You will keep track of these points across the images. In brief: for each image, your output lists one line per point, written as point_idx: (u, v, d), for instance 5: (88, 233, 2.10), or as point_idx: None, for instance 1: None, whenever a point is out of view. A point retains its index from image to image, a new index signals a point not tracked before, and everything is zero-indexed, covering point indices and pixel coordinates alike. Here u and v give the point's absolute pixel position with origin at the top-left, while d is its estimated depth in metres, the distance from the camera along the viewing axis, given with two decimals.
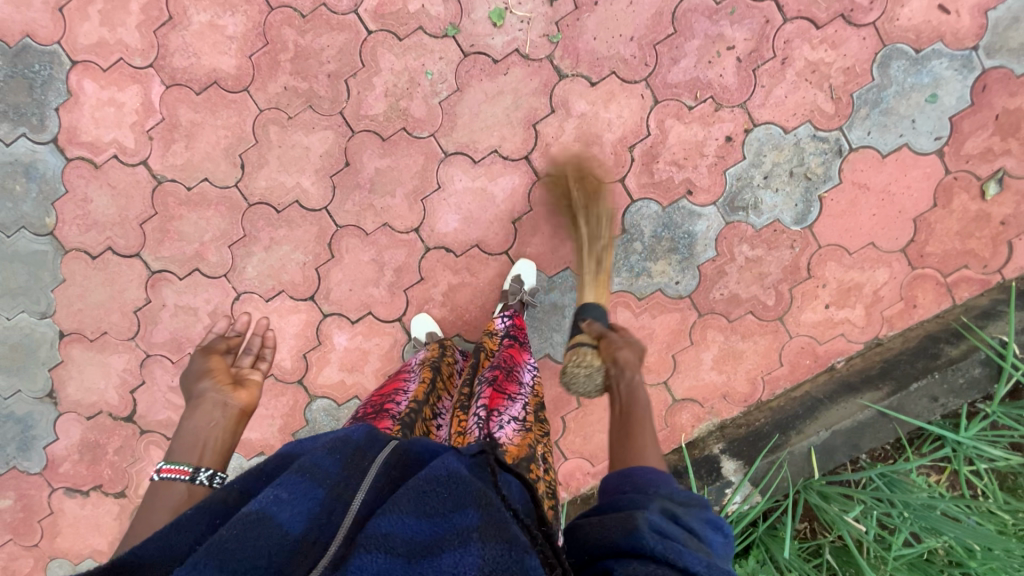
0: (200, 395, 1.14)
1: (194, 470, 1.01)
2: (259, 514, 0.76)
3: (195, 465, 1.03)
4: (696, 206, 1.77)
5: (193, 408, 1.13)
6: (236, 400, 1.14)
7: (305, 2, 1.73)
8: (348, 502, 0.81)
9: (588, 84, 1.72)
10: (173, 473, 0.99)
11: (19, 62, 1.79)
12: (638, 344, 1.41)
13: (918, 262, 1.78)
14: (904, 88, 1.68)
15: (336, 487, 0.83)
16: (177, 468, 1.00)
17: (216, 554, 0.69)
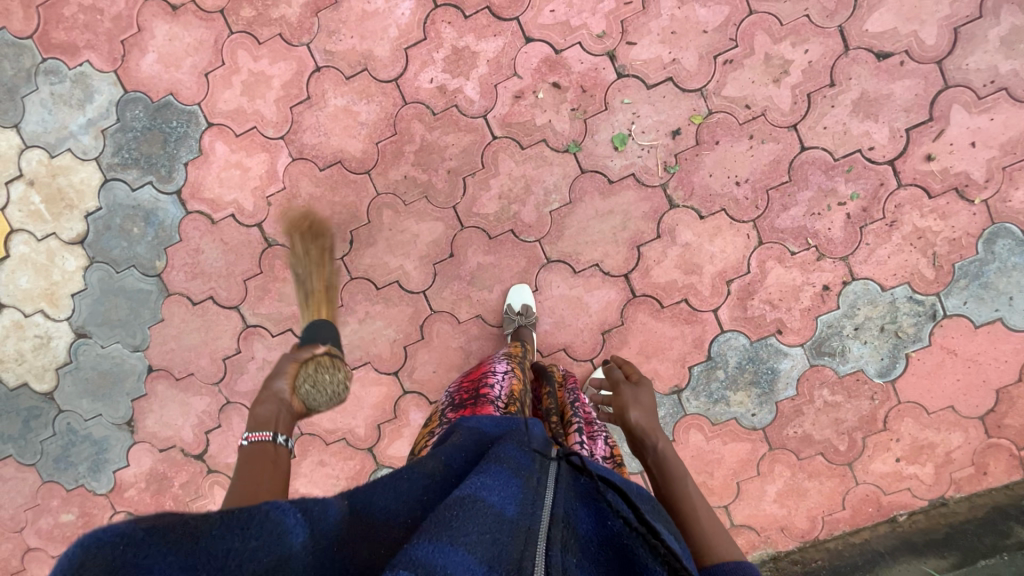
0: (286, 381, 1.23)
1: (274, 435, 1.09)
2: (472, 497, 0.78)
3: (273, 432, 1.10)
4: (783, 345, 1.82)
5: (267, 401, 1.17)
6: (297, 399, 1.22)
7: (437, 101, 1.80)
8: (541, 499, 0.82)
9: (697, 216, 1.78)
10: (258, 436, 1.07)
11: (159, 117, 1.89)
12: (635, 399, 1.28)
13: (994, 431, 1.80)
14: (1006, 266, 1.72)
15: (528, 479, 0.86)
16: (259, 434, 1.08)
17: (445, 529, 0.70)
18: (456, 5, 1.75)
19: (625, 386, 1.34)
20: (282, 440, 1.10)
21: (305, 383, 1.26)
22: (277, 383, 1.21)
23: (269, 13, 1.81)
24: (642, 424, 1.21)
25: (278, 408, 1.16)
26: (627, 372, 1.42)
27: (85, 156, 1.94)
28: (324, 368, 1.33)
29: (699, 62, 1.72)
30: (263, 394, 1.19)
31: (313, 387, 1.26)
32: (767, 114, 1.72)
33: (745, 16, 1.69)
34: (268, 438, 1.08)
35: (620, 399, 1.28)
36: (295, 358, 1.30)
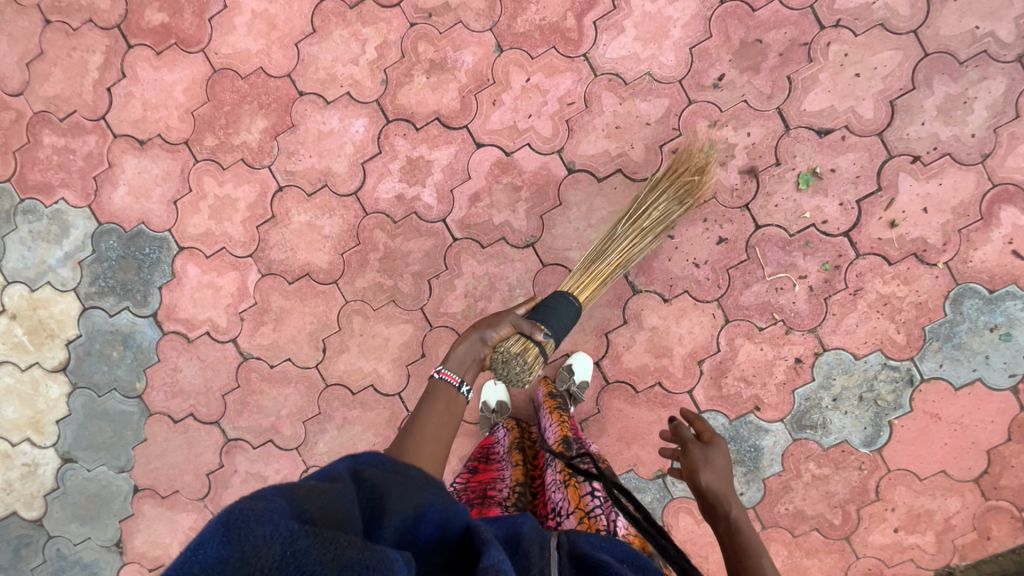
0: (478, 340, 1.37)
1: (460, 381, 1.30)
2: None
3: (461, 378, 1.31)
4: (764, 421, 1.79)
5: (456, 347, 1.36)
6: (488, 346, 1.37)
7: (397, 209, 1.85)
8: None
9: (661, 299, 1.79)
10: (449, 377, 1.29)
11: (132, 245, 1.96)
12: (714, 457, 1.18)
13: (991, 493, 1.75)
14: (977, 325, 1.70)
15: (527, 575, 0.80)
16: (451, 375, 1.30)
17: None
18: (407, 119, 1.81)
19: (693, 441, 1.22)
20: (464, 390, 1.30)
21: (500, 350, 1.40)
22: (486, 333, 1.38)
23: (231, 140, 1.88)
24: (715, 487, 1.15)
25: (473, 359, 1.36)
26: (697, 427, 1.25)
27: (63, 288, 2.00)
28: (525, 356, 1.40)
29: (646, 152, 1.76)
30: (469, 334, 1.38)
31: (502, 361, 1.40)
32: (718, 197, 1.76)
33: (686, 105, 1.74)
34: (453, 391, 1.28)
35: (686, 461, 1.19)
36: (515, 323, 1.42)
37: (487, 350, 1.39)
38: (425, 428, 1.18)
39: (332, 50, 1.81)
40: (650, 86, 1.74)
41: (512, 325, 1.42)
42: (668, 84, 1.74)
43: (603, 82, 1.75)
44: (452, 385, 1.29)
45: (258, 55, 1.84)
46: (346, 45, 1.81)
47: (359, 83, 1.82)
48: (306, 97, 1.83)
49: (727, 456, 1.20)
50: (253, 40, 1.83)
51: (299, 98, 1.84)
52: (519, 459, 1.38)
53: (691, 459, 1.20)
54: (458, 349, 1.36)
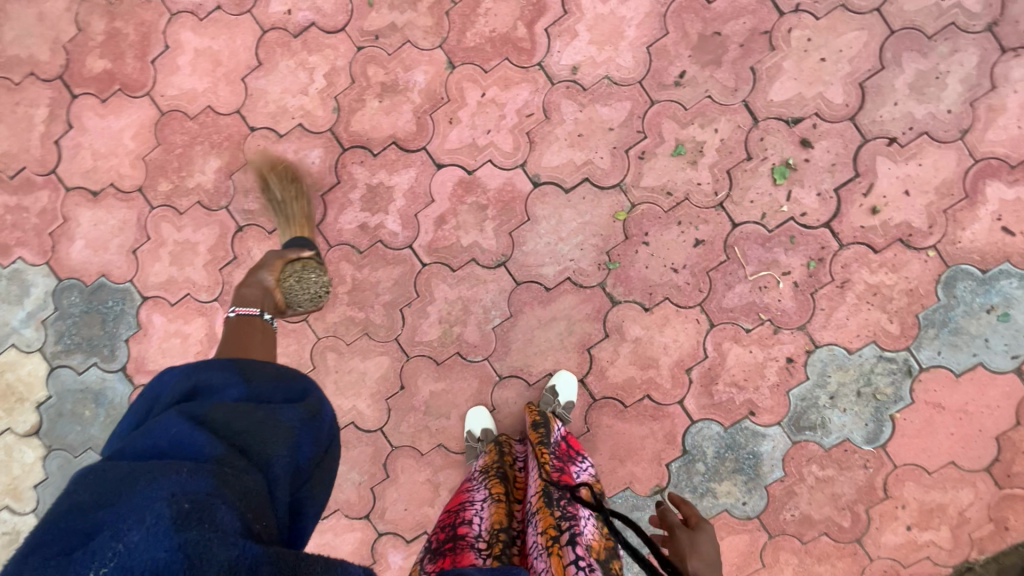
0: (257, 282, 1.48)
1: (261, 312, 1.42)
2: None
3: (260, 309, 1.43)
4: (760, 426, 1.72)
5: (241, 291, 1.46)
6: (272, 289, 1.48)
7: (362, 239, 1.78)
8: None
9: (641, 309, 1.72)
10: (245, 311, 1.40)
11: (95, 299, 1.89)
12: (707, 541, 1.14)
13: (1005, 481, 1.67)
14: (973, 308, 1.63)
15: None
16: (247, 309, 1.42)
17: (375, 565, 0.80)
18: (363, 145, 1.75)
19: (680, 526, 1.18)
20: (268, 316, 1.43)
21: (287, 282, 1.53)
22: (262, 275, 1.49)
23: (185, 183, 1.81)
24: (703, 573, 1.05)
25: (264, 296, 1.46)
26: (685, 511, 1.23)
27: (28, 349, 1.93)
28: (312, 268, 1.59)
29: (612, 158, 1.70)
30: (248, 280, 1.49)
31: (295, 283, 1.55)
32: (690, 198, 1.69)
33: (648, 106, 1.67)
34: (257, 319, 1.40)
35: (674, 544, 1.14)
36: (279, 257, 1.55)
37: (275, 288, 1.50)
38: (246, 347, 1.30)
39: (281, 82, 1.75)
40: (609, 90, 1.68)
41: (275, 256, 1.55)
42: (628, 86, 1.67)
43: (561, 90, 1.69)
44: (255, 317, 1.41)
45: (205, 94, 1.78)
46: (295, 76, 1.75)
47: (311, 113, 1.76)
48: (258, 132, 1.77)
49: (716, 546, 1.15)
50: (199, 79, 1.78)
51: (251, 134, 1.78)
52: (498, 484, 1.32)
53: (678, 544, 1.14)
54: (245, 292, 1.45)
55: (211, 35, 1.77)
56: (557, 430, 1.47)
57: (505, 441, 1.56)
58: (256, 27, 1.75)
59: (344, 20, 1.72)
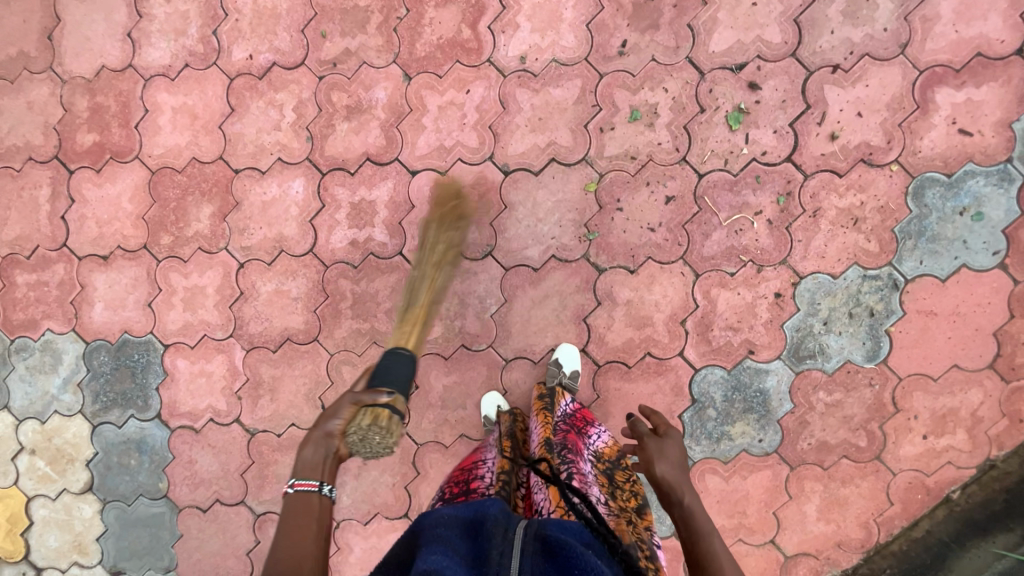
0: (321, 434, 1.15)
1: (320, 483, 1.09)
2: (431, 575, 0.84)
3: (321, 480, 1.09)
4: (761, 363, 1.77)
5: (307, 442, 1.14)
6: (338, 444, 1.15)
7: (355, 254, 1.88)
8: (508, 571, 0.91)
9: (627, 272, 1.79)
10: (306, 485, 1.07)
11: (122, 355, 2.02)
12: (677, 442, 1.34)
13: (1011, 375, 1.70)
14: (946, 213, 1.67)
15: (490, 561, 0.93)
16: (307, 483, 1.08)
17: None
18: (340, 167, 1.86)
19: (649, 437, 1.36)
20: (327, 489, 1.09)
21: (350, 436, 1.15)
22: (328, 426, 1.15)
23: (184, 233, 1.94)
24: (671, 476, 1.24)
25: (327, 454, 1.13)
26: (656, 425, 1.41)
27: (71, 412, 2.07)
28: (380, 426, 1.17)
29: (573, 135, 1.77)
30: (310, 433, 1.15)
31: (359, 441, 1.16)
32: (654, 158, 1.76)
33: (598, 80, 1.75)
34: (315, 496, 1.07)
35: (645, 453, 1.31)
36: (354, 401, 1.21)
37: (338, 442, 1.15)
38: (295, 532, 1.00)
39: (254, 122, 1.87)
40: (558, 72, 1.76)
41: (352, 403, 1.20)
42: (575, 65, 1.75)
43: (513, 81, 1.77)
44: (313, 492, 1.08)
45: (189, 147, 1.90)
46: (266, 114, 1.86)
47: (287, 146, 1.87)
48: (242, 173, 1.89)
49: (683, 451, 1.32)
50: (180, 134, 1.90)
51: (236, 176, 1.89)
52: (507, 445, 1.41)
53: (648, 453, 1.32)
54: (306, 453, 1.12)
55: (184, 92, 1.89)
56: (567, 403, 1.57)
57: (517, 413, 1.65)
58: (222, 76, 1.87)
59: (302, 55, 1.83)
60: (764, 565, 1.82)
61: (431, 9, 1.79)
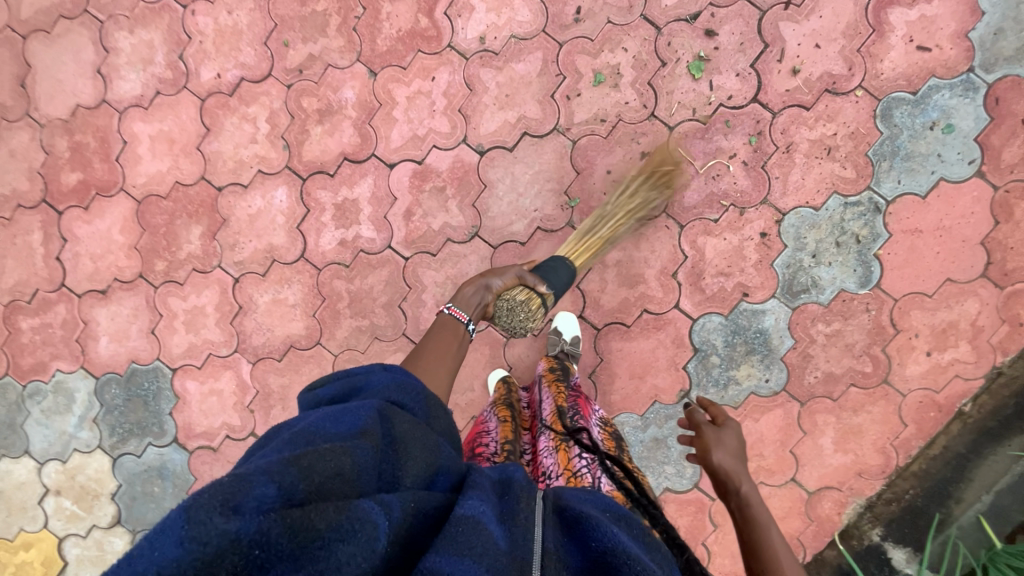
0: (485, 283, 1.52)
1: (466, 321, 1.44)
2: (478, 521, 0.75)
3: (467, 318, 1.45)
4: (757, 304, 1.79)
5: (462, 291, 1.49)
6: (495, 289, 1.51)
7: (345, 254, 1.91)
8: (531, 535, 0.79)
9: (613, 233, 1.81)
10: (456, 314, 1.44)
11: (132, 385, 2.06)
12: (735, 428, 1.27)
13: (1004, 281, 1.71)
14: (916, 130, 1.69)
15: (517, 520, 0.81)
16: (459, 312, 1.46)
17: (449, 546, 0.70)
18: (319, 170, 1.89)
19: (706, 423, 1.30)
20: (470, 326, 1.44)
21: (504, 298, 1.54)
22: (491, 281, 1.52)
23: (177, 256, 1.97)
24: (728, 467, 1.20)
25: (479, 301, 1.49)
26: (711, 409, 1.34)
27: (90, 448, 2.10)
28: (530, 306, 1.56)
29: (541, 107, 1.80)
30: (477, 281, 1.53)
31: (510, 307, 1.54)
32: (623, 118, 1.78)
33: (558, 50, 1.78)
34: (460, 327, 1.42)
35: (700, 441, 1.26)
36: (521, 274, 1.57)
37: (492, 297, 1.53)
38: (427, 363, 1.29)
39: (231, 138, 1.90)
40: (518, 47, 1.79)
41: (516, 275, 1.57)
42: (534, 38, 1.78)
43: (476, 62, 1.81)
44: (460, 324, 1.44)
45: (171, 172, 1.94)
46: (241, 129, 1.90)
47: (265, 157, 1.90)
48: (226, 190, 1.92)
49: (742, 440, 1.27)
50: (161, 160, 1.94)
51: (220, 193, 1.93)
52: (508, 415, 1.44)
53: (705, 439, 1.27)
54: (467, 291, 1.51)
55: (158, 118, 1.93)
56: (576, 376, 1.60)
57: (513, 385, 1.67)
58: (194, 98, 1.90)
59: (268, 66, 1.86)
60: (790, 504, 1.83)
61: (386, 4, 1.82)
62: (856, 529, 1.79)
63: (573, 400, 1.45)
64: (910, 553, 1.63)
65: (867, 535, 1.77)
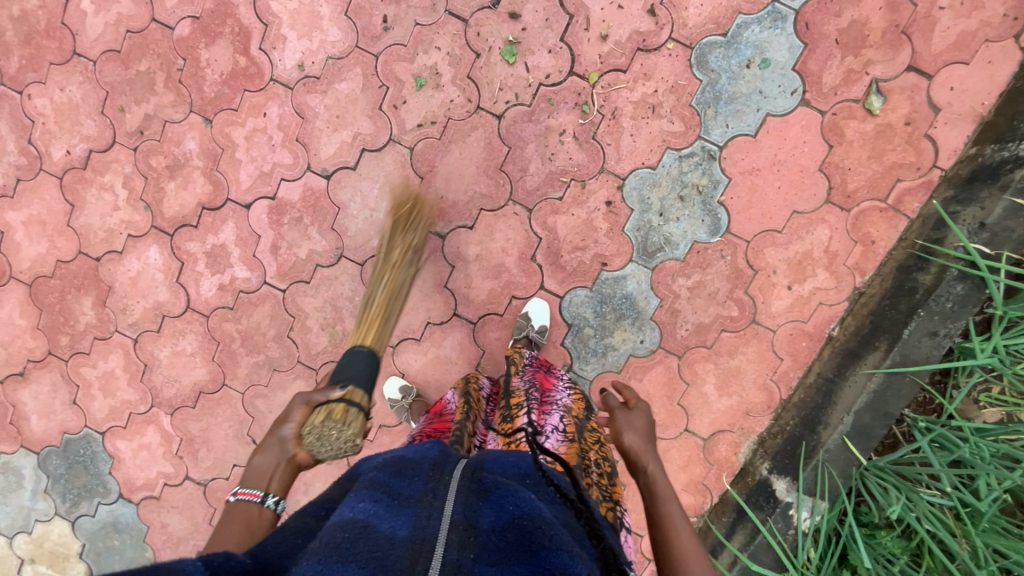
0: (279, 438, 1.20)
1: (263, 494, 1.12)
2: (366, 525, 0.78)
3: (264, 490, 1.13)
4: (617, 271, 1.82)
5: (259, 448, 1.20)
6: (297, 451, 1.20)
7: (226, 297, 1.98)
8: (438, 513, 0.82)
9: (467, 230, 1.85)
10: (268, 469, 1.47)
11: (71, 453, 2.16)
12: (645, 409, 1.40)
13: (849, 203, 1.71)
14: (734, 71, 1.69)
15: (422, 502, 0.85)
16: (251, 491, 1.12)
17: (333, 549, 0.73)
18: (184, 223, 1.95)
19: (619, 407, 1.42)
20: (269, 502, 1.12)
21: (308, 430, 1.19)
22: (282, 430, 1.21)
23: (78, 329, 2.07)
24: (638, 446, 1.28)
25: (280, 456, 1.18)
26: (625, 396, 1.46)
27: (49, 516, 2.21)
28: (336, 421, 1.21)
29: (373, 120, 1.83)
30: (267, 441, 1.21)
31: (317, 437, 1.19)
32: (452, 116, 1.80)
33: (375, 62, 1.80)
34: (254, 507, 1.10)
35: (613, 424, 1.35)
36: (306, 401, 1.25)
37: (294, 446, 1.19)
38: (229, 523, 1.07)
39: (96, 210, 1.98)
40: (337, 67, 1.82)
41: (303, 405, 1.24)
42: (349, 55, 1.81)
43: (301, 89, 1.84)
44: (256, 502, 1.12)
45: (50, 252, 2.03)
46: (103, 199, 1.97)
47: (131, 221, 1.97)
48: (104, 259, 2.01)
49: (651, 423, 1.37)
50: (39, 243, 2.03)
51: (100, 263, 2.01)
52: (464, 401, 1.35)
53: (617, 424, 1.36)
54: (260, 459, 1.18)
55: (26, 205, 2.01)
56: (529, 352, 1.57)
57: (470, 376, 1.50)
58: (53, 178, 1.98)
59: (111, 134, 1.92)
60: (689, 454, 1.86)
61: (204, 51, 1.85)
62: (750, 466, 1.81)
63: (528, 376, 1.43)
64: (787, 485, 1.70)
65: (758, 471, 1.79)
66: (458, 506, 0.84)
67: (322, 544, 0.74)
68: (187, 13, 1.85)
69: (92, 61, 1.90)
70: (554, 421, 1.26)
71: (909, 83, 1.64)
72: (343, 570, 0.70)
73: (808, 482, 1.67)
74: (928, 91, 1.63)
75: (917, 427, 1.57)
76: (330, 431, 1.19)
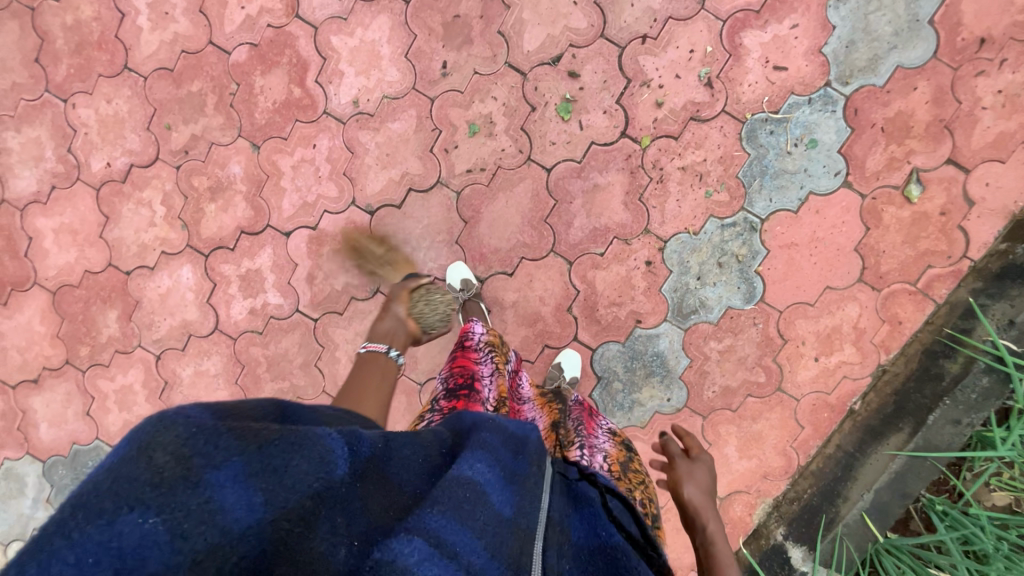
0: (392, 308, 1.53)
1: (387, 347, 1.39)
2: (483, 491, 0.73)
3: (389, 345, 1.41)
4: (650, 329, 1.85)
5: (385, 314, 1.51)
6: (410, 323, 1.51)
7: (256, 321, 1.97)
8: (538, 501, 0.80)
9: (506, 276, 1.86)
10: (375, 347, 1.38)
11: (77, 465, 2.09)
12: (707, 462, 1.27)
13: (880, 283, 1.77)
14: (782, 148, 1.74)
15: (526, 484, 0.81)
16: (377, 344, 1.40)
17: (455, 511, 0.68)
18: (220, 245, 1.94)
19: (679, 456, 1.28)
20: (393, 354, 1.38)
21: (417, 307, 1.56)
22: (394, 307, 1.53)
23: (99, 341, 2.04)
24: (697, 501, 1.20)
25: (399, 325, 1.49)
26: (686, 442, 1.31)
27: None
28: (429, 302, 1.61)
29: (423, 161, 1.84)
30: (385, 314, 1.52)
31: (429, 306, 1.59)
32: (502, 164, 1.82)
33: (430, 105, 1.82)
34: (385, 357, 1.35)
35: (673, 473, 1.25)
36: (406, 286, 1.60)
37: (410, 320, 1.52)
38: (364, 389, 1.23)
39: (130, 224, 1.96)
40: (392, 106, 1.83)
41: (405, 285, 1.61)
42: (405, 96, 1.83)
43: (353, 125, 1.85)
44: (381, 353, 1.37)
45: (79, 261, 2.00)
46: (139, 214, 1.95)
47: (166, 238, 1.95)
48: (134, 273, 1.98)
49: (712, 476, 1.26)
50: (68, 252, 2.01)
51: (129, 276, 1.98)
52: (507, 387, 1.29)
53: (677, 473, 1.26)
54: (382, 325, 1.48)
55: (58, 213, 1.99)
56: None
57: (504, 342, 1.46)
58: (89, 189, 1.97)
59: (155, 150, 1.92)
60: None
61: (259, 78, 1.86)
62: (764, 529, 1.84)
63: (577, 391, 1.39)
64: (803, 554, 1.75)
65: (773, 535, 1.82)
66: (555, 506, 0.83)
67: (444, 494, 0.69)
68: (246, 40, 1.85)
69: (143, 77, 1.90)
70: (603, 445, 1.21)
71: (947, 175, 1.71)
72: (463, 537, 0.66)
73: (824, 552, 1.72)
74: (964, 184, 1.70)
75: (934, 509, 1.63)
76: (425, 314, 1.57)
